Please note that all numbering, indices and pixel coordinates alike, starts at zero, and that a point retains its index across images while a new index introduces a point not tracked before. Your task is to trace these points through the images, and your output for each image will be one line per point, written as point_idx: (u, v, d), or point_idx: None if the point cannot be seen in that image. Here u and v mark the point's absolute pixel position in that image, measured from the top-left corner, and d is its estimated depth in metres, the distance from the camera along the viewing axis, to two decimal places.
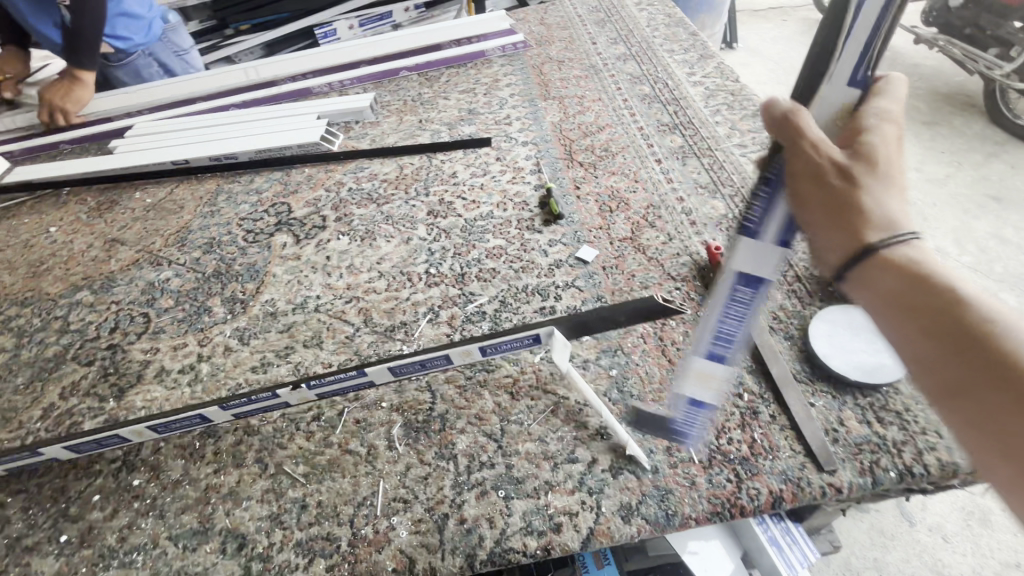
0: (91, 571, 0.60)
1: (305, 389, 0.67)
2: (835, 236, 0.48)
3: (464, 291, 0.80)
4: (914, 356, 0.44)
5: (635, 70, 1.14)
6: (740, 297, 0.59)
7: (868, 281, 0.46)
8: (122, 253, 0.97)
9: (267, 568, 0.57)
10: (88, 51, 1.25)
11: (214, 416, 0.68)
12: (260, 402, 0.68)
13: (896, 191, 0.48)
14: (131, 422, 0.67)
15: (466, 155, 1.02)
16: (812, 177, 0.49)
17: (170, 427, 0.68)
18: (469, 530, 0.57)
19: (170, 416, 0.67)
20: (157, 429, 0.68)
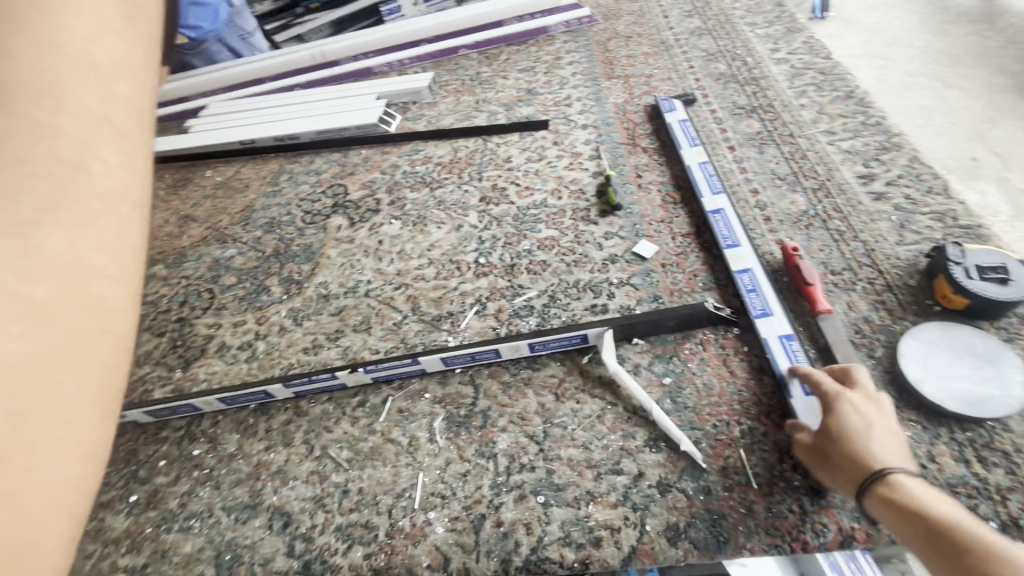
0: (155, 532, 0.64)
1: (362, 371, 0.69)
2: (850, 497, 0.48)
3: (513, 283, 0.77)
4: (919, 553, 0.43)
5: (710, 47, 1.04)
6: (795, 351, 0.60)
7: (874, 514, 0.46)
8: (193, 230, 1.02)
9: (310, 549, 0.59)
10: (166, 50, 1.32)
11: (277, 393, 0.72)
12: (321, 382, 0.71)
13: (876, 431, 0.48)
14: (204, 392, 0.72)
15: (522, 139, 0.99)
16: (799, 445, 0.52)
17: (233, 399, 0.72)
18: (506, 534, 0.55)
19: (237, 389, 0.71)
20: (222, 400, 0.72)
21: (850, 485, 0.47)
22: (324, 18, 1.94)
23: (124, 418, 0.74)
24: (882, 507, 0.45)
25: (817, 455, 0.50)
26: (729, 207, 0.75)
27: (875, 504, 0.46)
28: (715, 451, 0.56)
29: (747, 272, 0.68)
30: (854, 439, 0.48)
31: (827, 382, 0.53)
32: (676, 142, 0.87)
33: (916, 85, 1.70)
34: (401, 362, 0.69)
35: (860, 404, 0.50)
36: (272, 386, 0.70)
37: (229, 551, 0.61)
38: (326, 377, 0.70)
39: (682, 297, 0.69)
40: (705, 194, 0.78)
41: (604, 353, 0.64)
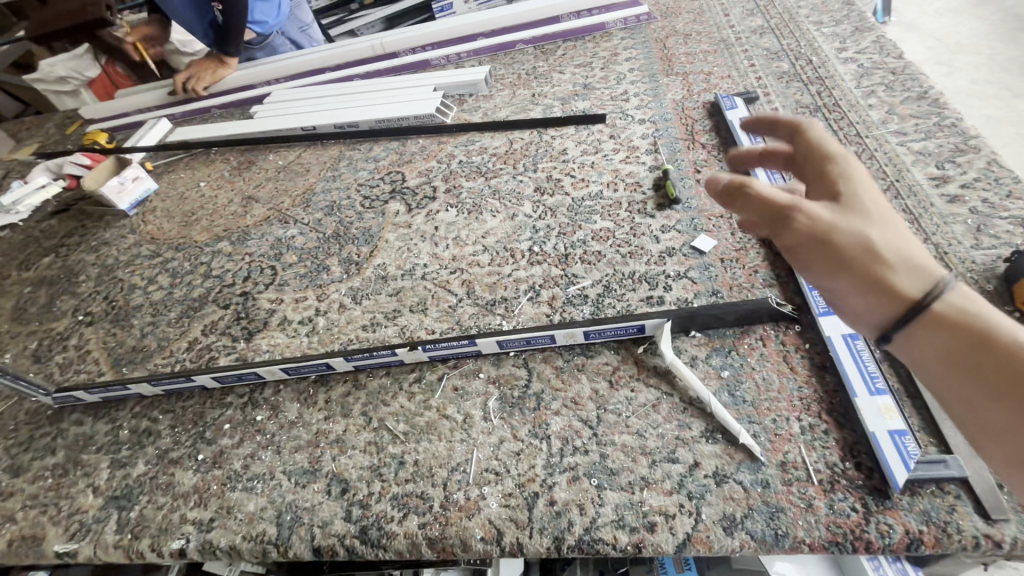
0: (221, 489, 0.68)
1: (420, 349, 0.72)
2: (853, 290, 0.43)
3: (567, 272, 0.78)
4: (969, 373, 0.41)
5: (773, 45, 1.03)
6: (860, 349, 0.59)
7: (923, 335, 0.42)
8: (257, 210, 1.07)
9: (366, 515, 0.61)
10: (233, 44, 1.40)
11: (338, 365, 0.75)
12: (380, 358, 0.73)
13: (901, 226, 0.45)
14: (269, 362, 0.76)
15: (577, 132, 1.00)
16: (812, 237, 0.44)
17: (295, 370, 0.76)
18: (559, 513, 0.56)
19: (301, 360, 0.75)
20: (285, 370, 0.76)
21: (870, 270, 0.43)
22: (376, 15, 2.14)
23: (193, 383, 0.79)
24: (933, 329, 0.42)
25: (827, 236, 0.44)
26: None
27: (922, 325, 0.42)
28: (774, 445, 0.56)
29: None
30: (870, 221, 0.44)
31: (835, 167, 0.48)
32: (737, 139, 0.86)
33: (983, 94, 1.63)
34: (460, 343, 0.71)
35: (873, 195, 0.46)
36: (334, 359, 0.74)
37: (290, 512, 0.64)
38: (386, 353, 0.73)
39: (741, 292, 0.69)
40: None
41: (662, 344, 0.64)
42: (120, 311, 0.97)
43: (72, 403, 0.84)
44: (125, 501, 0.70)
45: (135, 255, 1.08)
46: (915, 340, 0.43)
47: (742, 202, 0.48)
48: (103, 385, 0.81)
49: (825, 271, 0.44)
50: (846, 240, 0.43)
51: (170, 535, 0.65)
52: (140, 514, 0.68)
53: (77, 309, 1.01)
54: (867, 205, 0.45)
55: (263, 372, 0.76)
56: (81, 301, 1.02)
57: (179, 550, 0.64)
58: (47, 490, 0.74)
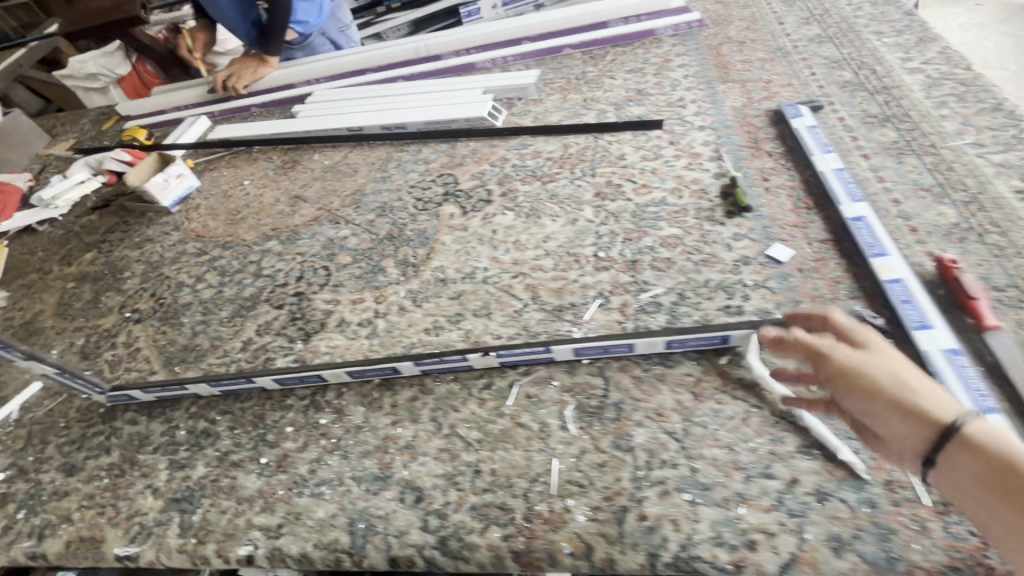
0: (287, 495, 0.66)
1: (494, 355, 0.70)
2: (885, 412, 0.48)
3: (637, 278, 0.76)
4: (1006, 501, 0.42)
5: (833, 54, 1.01)
6: (964, 364, 0.57)
7: (955, 461, 0.45)
8: (305, 210, 1.06)
9: (445, 525, 0.59)
10: (277, 45, 1.40)
11: (405, 369, 0.73)
12: (450, 363, 0.72)
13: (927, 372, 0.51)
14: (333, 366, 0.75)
15: (635, 137, 0.98)
16: (846, 373, 0.51)
17: (361, 373, 0.74)
18: (651, 528, 0.55)
19: (367, 364, 0.73)
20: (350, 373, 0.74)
21: (896, 396, 0.48)
22: (402, 18, 2.19)
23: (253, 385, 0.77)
24: (963, 455, 0.44)
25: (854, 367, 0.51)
26: (871, 214, 0.73)
27: (954, 450, 0.45)
28: (876, 463, 0.54)
29: (899, 283, 0.65)
30: (895, 360, 0.51)
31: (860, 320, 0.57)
32: (807, 146, 0.85)
33: None
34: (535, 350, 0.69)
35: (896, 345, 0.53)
36: (403, 363, 0.72)
37: (363, 520, 0.62)
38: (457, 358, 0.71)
39: (825, 304, 0.67)
40: (843, 199, 0.76)
41: (751, 356, 0.63)
42: (169, 309, 0.96)
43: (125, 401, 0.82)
44: (186, 504, 0.69)
45: (180, 253, 1.07)
46: (952, 467, 0.45)
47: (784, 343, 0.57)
48: (160, 384, 0.79)
49: (859, 402, 0.50)
50: (874, 374, 0.50)
51: (236, 541, 0.64)
52: (203, 518, 0.67)
53: (123, 306, 1.00)
54: (889, 350, 0.52)
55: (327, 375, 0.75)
56: (128, 298, 1.01)
57: (247, 557, 0.62)
58: (104, 491, 0.73)
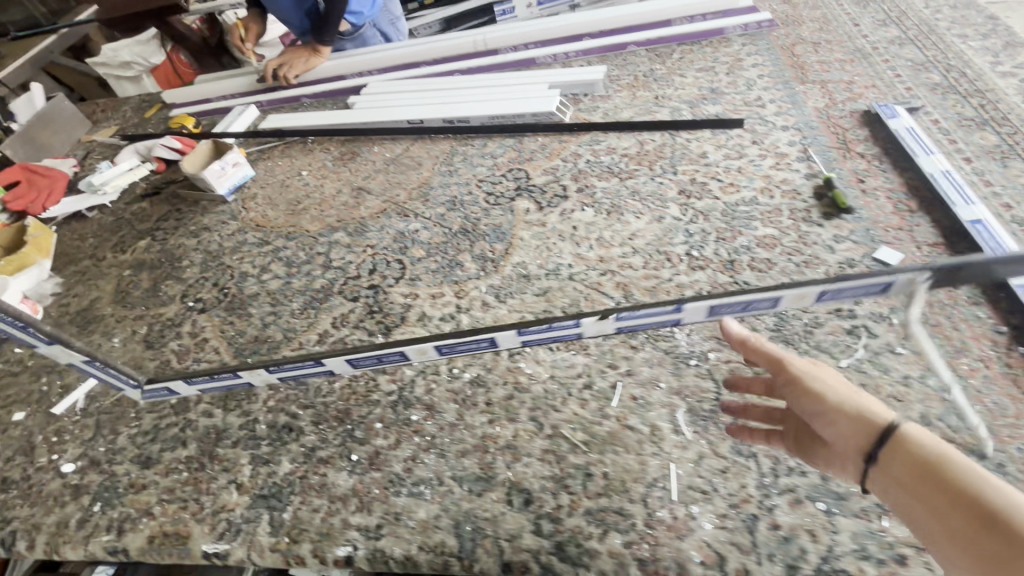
0: (384, 494, 0.64)
1: (613, 320, 0.60)
2: (830, 411, 0.48)
3: (736, 279, 0.74)
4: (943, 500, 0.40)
5: (916, 56, 1.00)
6: None
7: (889, 462, 0.44)
8: (370, 202, 1.04)
9: (560, 530, 0.57)
10: (330, 33, 1.38)
11: (503, 341, 0.66)
12: (557, 331, 0.63)
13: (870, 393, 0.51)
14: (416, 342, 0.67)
15: (714, 136, 0.96)
16: (801, 379, 0.51)
17: (451, 348, 0.68)
18: (788, 538, 0.52)
19: (457, 337, 0.65)
20: (437, 349, 0.68)
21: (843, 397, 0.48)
22: (434, 15, 2.16)
23: (320, 367, 0.71)
24: (898, 454, 0.44)
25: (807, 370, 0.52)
26: (991, 218, 0.71)
27: (892, 449, 0.44)
28: None
29: None
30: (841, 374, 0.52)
31: None
32: (906, 148, 0.83)
33: None
34: (656, 309, 0.58)
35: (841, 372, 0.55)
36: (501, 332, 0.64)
37: (469, 522, 0.59)
38: (568, 322, 0.62)
39: (945, 309, 0.65)
40: (957, 204, 0.74)
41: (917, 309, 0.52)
42: (234, 299, 0.93)
43: (167, 395, 0.78)
44: (275, 500, 0.66)
45: (240, 242, 1.04)
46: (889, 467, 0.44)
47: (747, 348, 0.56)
48: (206, 374, 0.74)
49: (811, 408, 0.50)
50: (827, 383, 0.50)
51: (333, 541, 0.61)
52: (294, 516, 0.64)
53: (185, 295, 0.97)
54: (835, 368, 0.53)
55: (412, 354, 0.68)
56: (188, 287, 0.98)
57: (346, 558, 0.60)
58: (184, 485, 0.70)
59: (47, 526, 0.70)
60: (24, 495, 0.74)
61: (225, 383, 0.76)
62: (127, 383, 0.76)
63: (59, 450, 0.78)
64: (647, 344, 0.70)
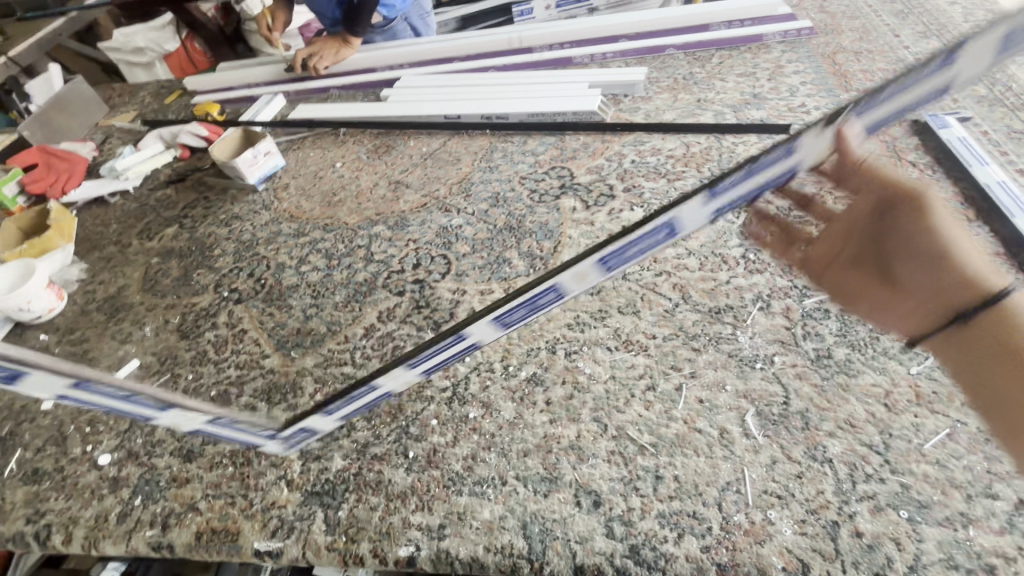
0: (444, 493, 0.62)
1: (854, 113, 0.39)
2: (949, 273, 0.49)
3: (795, 283, 0.74)
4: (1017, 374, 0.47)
5: None
6: None
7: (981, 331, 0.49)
8: (409, 196, 1.02)
9: (633, 533, 0.56)
10: (361, 26, 1.35)
11: (687, 225, 0.43)
12: (773, 168, 0.41)
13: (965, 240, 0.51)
14: (574, 260, 0.45)
15: (761, 141, 0.96)
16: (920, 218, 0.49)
17: (621, 261, 0.46)
18: (872, 546, 0.51)
19: (630, 232, 0.42)
20: (604, 266, 0.46)
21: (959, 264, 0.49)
22: (451, 13, 2.14)
23: (465, 342, 0.57)
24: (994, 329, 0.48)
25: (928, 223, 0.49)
26: None
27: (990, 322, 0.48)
28: None
29: None
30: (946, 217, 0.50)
31: None
32: (960, 158, 0.83)
33: None
34: (919, 71, 0.39)
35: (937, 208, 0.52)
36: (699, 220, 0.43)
37: (537, 523, 0.58)
38: (782, 152, 0.40)
39: None
40: (1015, 214, 0.74)
41: None
42: (272, 290, 0.91)
43: (310, 436, 0.68)
44: (328, 498, 0.64)
45: (275, 233, 1.02)
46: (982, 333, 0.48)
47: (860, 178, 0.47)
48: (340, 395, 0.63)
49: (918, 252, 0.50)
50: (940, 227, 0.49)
51: (394, 541, 0.59)
52: (351, 515, 0.62)
53: (219, 284, 0.94)
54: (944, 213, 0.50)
55: (568, 285, 0.48)
56: (222, 276, 0.96)
57: (409, 559, 0.58)
58: (231, 480, 0.68)
59: (85, 520, 0.67)
60: (58, 487, 0.71)
61: (366, 401, 0.65)
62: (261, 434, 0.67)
63: (93, 441, 0.75)
64: (709, 346, 0.69)
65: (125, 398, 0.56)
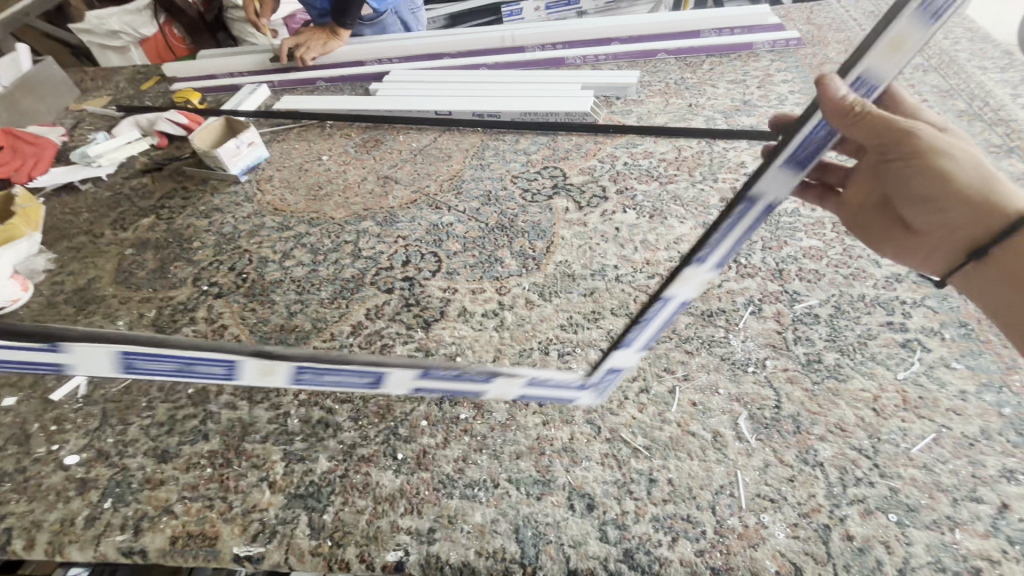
0: (434, 495, 0.60)
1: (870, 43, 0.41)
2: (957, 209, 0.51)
3: (786, 288, 0.74)
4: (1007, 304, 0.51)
5: (941, 83, 1.03)
6: None
7: (985, 274, 0.53)
8: (398, 192, 1.00)
9: (627, 537, 0.55)
10: (352, 18, 1.34)
11: None
12: None
13: (985, 169, 0.52)
14: (880, 29, 0.40)
15: (751, 147, 0.97)
16: (915, 160, 0.52)
17: (809, 151, 0.46)
18: (863, 549, 0.52)
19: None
20: (927, 16, 0.39)
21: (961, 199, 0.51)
22: (441, 9, 2.12)
23: (762, 206, 0.48)
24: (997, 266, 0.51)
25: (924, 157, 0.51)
26: None
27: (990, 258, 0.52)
28: None
29: None
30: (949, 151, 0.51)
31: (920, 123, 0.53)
32: None
33: None
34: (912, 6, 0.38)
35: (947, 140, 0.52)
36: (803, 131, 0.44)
37: (530, 527, 0.57)
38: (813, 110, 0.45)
39: (993, 327, 0.67)
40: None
41: None
42: (255, 285, 0.87)
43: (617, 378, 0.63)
44: (313, 500, 0.62)
45: (257, 226, 0.98)
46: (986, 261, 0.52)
47: (855, 120, 0.45)
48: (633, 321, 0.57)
49: (921, 197, 0.53)
50: (947, 164, 0.51)
51: (383, 545, 0.57)
52: (336, 518, 0.60)
53: (197, 278, 0.91)
54: (955, 145, 0.52)
55: (878, 65, 0.43)
56: (201, 269, 0.92)
57: (397, 563, 0.56)
58: (209, 482, 0.65)
59: (49, 524, 0.63)
60: (20, 488, 0.67)
61: (661, 321, 0.57)
62: (576, 386, 0.62)
63: (59, 440, 0.71)
64: (702, 349, 0.69)
65: (454, 373, 0.59)
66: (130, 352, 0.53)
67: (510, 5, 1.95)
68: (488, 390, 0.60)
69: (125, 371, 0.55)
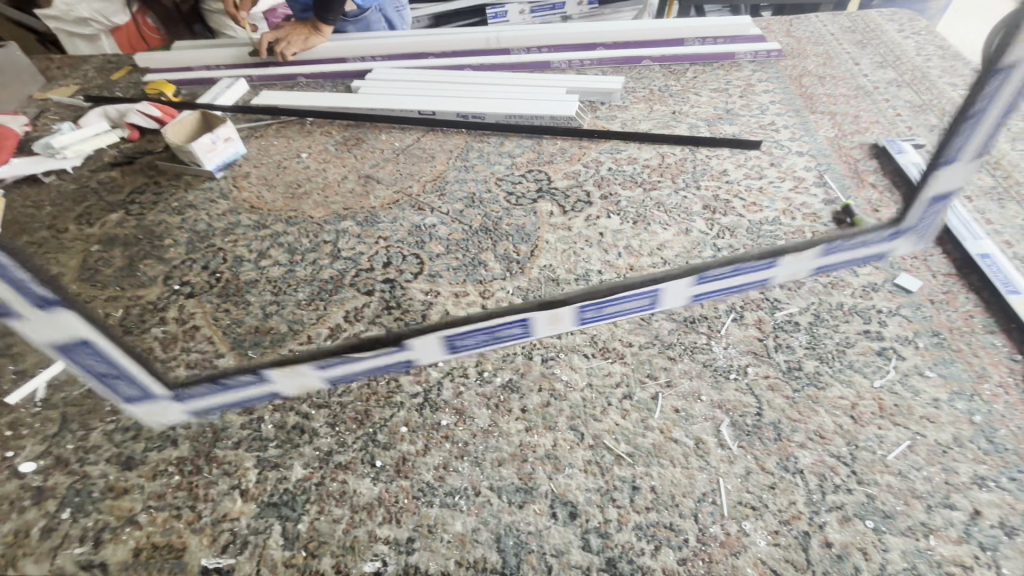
0: (414, 504, 0.59)
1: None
2: None
3: (768, 296, 0.75)
4: None
5: (913, 99, 1.07)
6: None
7: None
8: (380, 192, 0.98)
9: (610, 546, 0.54)
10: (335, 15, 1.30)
11: None
12: None
13: None
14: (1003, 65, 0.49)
15: (733, 155, 0.98)
16: None
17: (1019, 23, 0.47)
18: (841, 556, 0.52)
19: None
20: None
21: None
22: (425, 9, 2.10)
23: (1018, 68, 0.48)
24: None
25: None
26: (999, 254, 0.76)
27: None
28: None
29: None
30: None
31: None
32: (915, 183, 0.88)
33: None
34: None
35: None
36: None
37: (511, 536, 0.56)
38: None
39: (964, 337, 0.69)
40: (966, 237, 0.78)
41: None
42: (229, 284, 0.85)
43: (941, 208, 0.65)
44: (287, 509, 0.60)
45: (233, 223, 0.95)
46: None
47: None
48: (956, 131, 0.55)
49: None
50: None
51: (359, 555, 0.56)
52: (311, 528, 0.58)
53: (168, 276, 0.87)
54: None
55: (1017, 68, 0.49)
56: (173, 268, 0.89)
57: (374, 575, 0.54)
58: (176, 490, 0.62)
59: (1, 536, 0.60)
60: None
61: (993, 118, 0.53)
62: (886, 239, 0.68)
63: (15, 446, 0.67)
64: (684, 355, 0.69)
65: (731, 270, 0.63)
66: (455, 334, 0.63)
67: (495, 8, 1.94)
68: (778, 271, 0.66)
69: (452, 351, 0.66)
